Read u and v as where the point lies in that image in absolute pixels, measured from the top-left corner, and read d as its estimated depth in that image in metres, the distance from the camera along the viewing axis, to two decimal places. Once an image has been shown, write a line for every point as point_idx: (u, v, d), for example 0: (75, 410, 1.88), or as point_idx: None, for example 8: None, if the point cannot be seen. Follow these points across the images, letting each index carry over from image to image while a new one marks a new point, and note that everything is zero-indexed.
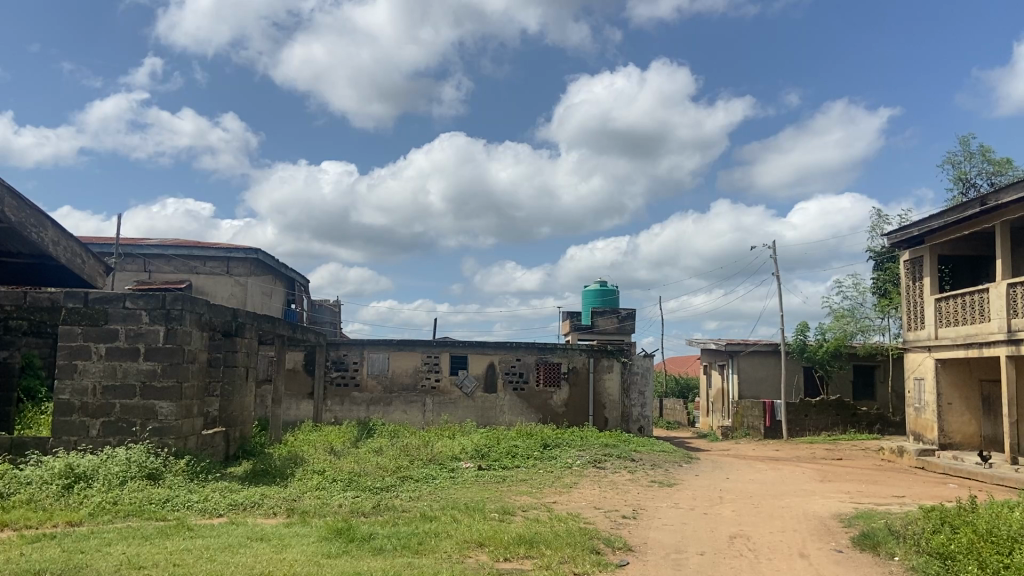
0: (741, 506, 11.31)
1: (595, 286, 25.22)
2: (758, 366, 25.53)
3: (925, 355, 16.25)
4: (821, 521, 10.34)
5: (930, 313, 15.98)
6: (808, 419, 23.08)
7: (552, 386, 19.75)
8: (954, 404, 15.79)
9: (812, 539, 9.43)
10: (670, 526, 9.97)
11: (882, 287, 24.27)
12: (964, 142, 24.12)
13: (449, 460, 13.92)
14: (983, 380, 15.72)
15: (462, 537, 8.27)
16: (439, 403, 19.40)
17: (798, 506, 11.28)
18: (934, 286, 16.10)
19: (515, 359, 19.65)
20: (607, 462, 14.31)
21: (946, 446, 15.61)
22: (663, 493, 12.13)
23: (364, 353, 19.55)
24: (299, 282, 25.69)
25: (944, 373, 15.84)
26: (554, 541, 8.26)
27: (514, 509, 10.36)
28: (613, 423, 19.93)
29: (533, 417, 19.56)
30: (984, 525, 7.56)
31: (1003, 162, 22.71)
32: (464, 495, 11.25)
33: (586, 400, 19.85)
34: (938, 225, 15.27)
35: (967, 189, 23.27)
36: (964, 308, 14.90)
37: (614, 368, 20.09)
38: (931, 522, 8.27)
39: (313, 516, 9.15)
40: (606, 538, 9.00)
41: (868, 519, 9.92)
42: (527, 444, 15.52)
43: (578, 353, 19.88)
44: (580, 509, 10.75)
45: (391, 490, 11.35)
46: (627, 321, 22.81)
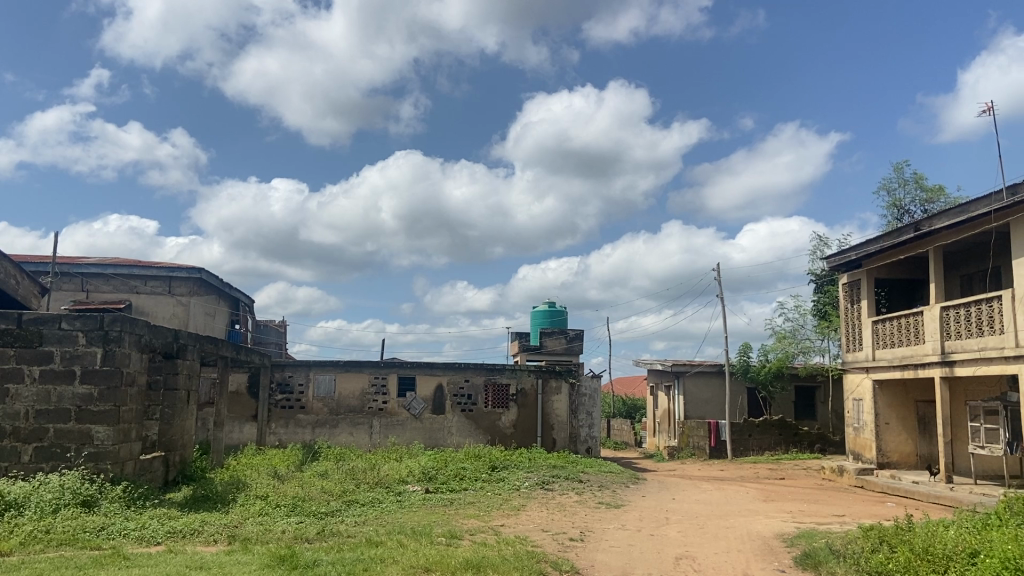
0: (687, 527, 11.41)
1: (544, 307, 25.28)
2: (703, 387, 25.90)
3: (863, 376, 16.68)
4: (764, 541, 10.50)
5: (868, 335, 16.43)
6: (752, 439, 23.39)
7: (500, 408, 19.68)
8: (891, 423, 16.19)
9: (756, 559, 9.57)
10: (617, 548, 10.03)
11: (822, 309, 24.84)
12: (898, 170, 24.87)
13: (397, 483, 13.74)
14: (919, 401, 16.24)
15: (408, 562, 8.17)
16: (386, 425, 19.21)
17: (742, 526, 11.43)
18: (872, 309, 16.56)
19: (464, 380, 19.58)
20: (555, 484, 14.30)
21: (884, 465, 16.01)
22: (610, 514, 12.18)
23: (310, 375, 19.24)
24: (245, 303, 25.22)
25: (883, 393, 16.26)
26: (501, 565, 8.19)
27: (461, 533, 10.31)
28: (561, 444, 19.88)
29: (481, 439, 19.45)
30: (920, 545, 7.83)
31: (936, 190, 23.54)
32: (411, 520, 11.14)
33: (535, 422, 19.76)
34: (875, 249, 15.66)
35: (901, 216, 24.04)
36: (900, 330, 15.33)
37: (563, 389, 20.02)
38: (871, 541, 8.55)
39: (255, 544, 8.94)
40: (554, 560, 9.02)
41: (810, 538, 10.11)
42: (475, 466, 15.43)
43: (526, 375, 19.86)
44: (528, 532, 10.74)
45: (338, 515, 11.21)
46: (576, 342, 22.86)
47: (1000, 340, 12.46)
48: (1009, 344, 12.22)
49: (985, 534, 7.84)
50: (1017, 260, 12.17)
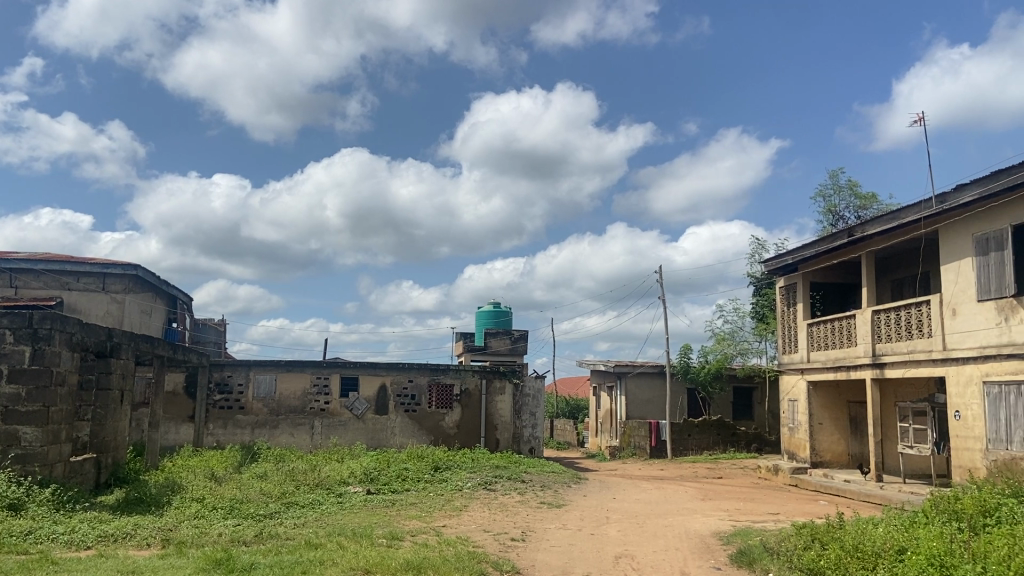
0: (627, 526, 11.55)
1: (488, 307, 25.31)
2: (645, 387, 26.25)
3: (798, 377, 17.14)
4: (701, 539, 10.71)
5: (803, 338, 16.89)
6: (691, 438, 23.81)
7: (444, 409, 19.62)
8: (824, 423, 16.67)
9: (693, 557, 9.75)
10: (558, 548, 10.11)
11: (760, 311, 25.41)
12: (833, 177, 25.59)
13: (337, 485, 13.61)
14: (851, 401, 16.74)
15: (348, 564, 8.10)
16: (328, 426, 19.00)
17: (680, 524, 11.62)
18: (807, 312, 17.02)
19: (408, 381, 19.47)
20: (497, 484, 14.34)
21: (817, 463, 16.47)
22: (551, 514, 12.27)
23: (249, 374, 18.90)
24: (183, 301, 24.63)
25: (817, 394, 16.72)
26: (441, 566, 8.19)
27: (402, 535, 10.26)
28: (505, 445, 19.91)
29: (424, 439, 19.38)
30: (850, 542, 8.09)
31: (869, 197, 24.31)
32: (351, 521, 11.05)
33: (479, 422, 19.76)
34: (811, 254, 16.09)
35: (836, 222, 24.76)
36: (833, 333, 15.79)
37: (507, 390, 20.05)
38: (803, 539, 8.80)
39: (190, 547, 8.76)
40: (495, 560, 9.05)
41: (745, 536, 10.35)
42: (418, 467, 15.37)
43: (470, 375, 19.83)
44: (470, 533, 10.76)
45: (277, 517, 11.04)
46: (520, 343, 22.93)
47: (928, 343, 12.95)
48: (937, 347, 12.71)
49: (911, 531, 8.14)
50: (945, 266, 12.66)
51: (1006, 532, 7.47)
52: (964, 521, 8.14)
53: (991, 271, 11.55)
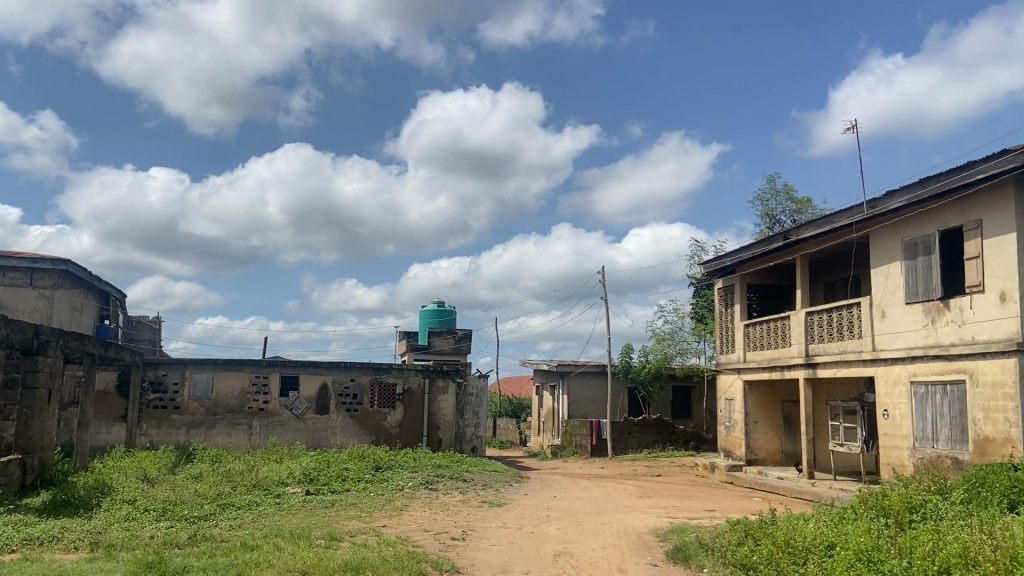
0: (566, 524, 11.64)
1: (432, 306, 25.20)
2: (587, 386, 26.49)
3: (735, 377, 17.52)
4: (639, 536, 10.85)
5: (740, 338, 17.26)
6: (631, 437, 24.13)
7: (386, 408, 19.48)
8: (759, 422, 17.07)
9: (630, 554, 9.88)
10: (498, 546, 10.13)
11: (699, 312, 25.89)
12: (770, 182, 26.22)
13: (275, 485, 13.40)
14: (785, 400, 17.19)
15: (284, 566, 7.98)
16: (267, 425, 18.70)
17: (619, 522, 11.77)
18: (744, 313, 17.41)
19: (349, 380, 19.27)
20: (439, 483, 14.30)
21: (752, 461, 16.85)
22: (492, 513, 12.28)
23: (185, 373, 18.48)
24: (115, 297, 23.91)
25: (753, 393, 17.12)
26: (381, 566, 8.14)
27: (341, 535, 10.16)
28: (447, 444, 19.85)
29: (366, 439, 19.21)
30: (782, 538, 8.31)
31: (804, 201, 24.98)
32: (289, 522, 10.88)
33: (421, 422, 19.66)
34: (748, 256, 16.42)
35: (772, 225, 25.37)
36: (769, 333, 16.18)
37: (450, 389, 19.98)
38: (738, 535, 9.01)
39: (119, 550, 8.52)
40: (434, 560, 9.02)
41: (682, 532, 10.53)
42: (359, 466, 15.22)
43: (413, 374, 19.72)
44: (410, 533, 10.70)
45: (212, 519, 10.81)
46: (464, 342, 22.90)
47: (858, 344, 13.37)
48: (866, 348, 13.14)
49: (840, 527, 8.39)
50: (875, 269, 13.08)
51: (929, 527, 7.76)
52: (890, 517, 8.41)
53: (919, 275, 11.99)
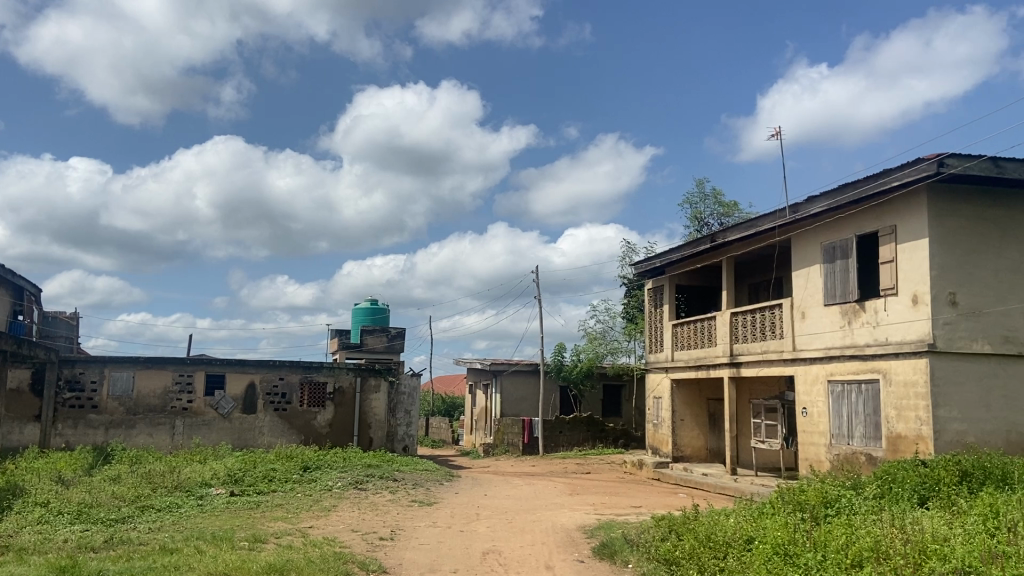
0: (496, 522, 11.67)
1: (365, 304, 24.93)
2: (519, 385, 26.59)
3: (663, 375, 17.84)
4: (567, 533, 10.95)
5: (669, 338, 17.58)
6: (562, 435, 24.35)
7: (315, 407, 19.19)
8: (686, 419, 17.42)
9: (557, 551, 9.96)
10: (426, 546, 10.09)
11: (630, 312, 26.26)
12: (699, 185, 26.77)
13: (198, 487, 13.07)
14: (710, 398, 17.58)
15: (205, 569, 7.79)
16: (191, 425, 18.23)
17: (548, 519, 11.85)
18: (672, 313, 17.74)
19: (278, 378, 18.92)
20: (368, 483, 14.15)
21: (679, 458, 17.17)
22: (421, 512, 12.22)
23: (104, 371, 17.89)
24: (30, 292, 22.94)
25: (680, 392, 17.46)
26: (306, 567, 8.03)
27: (266, 537, 9.97)
28: (378, 443, 19.64)
29: (294, 439, 18.89)
30: (703, 532, 8.50)
31: (731, 205, 25.60)
32: (212, 524, 10.63)
33: (351, 421, 19.42)
34: (677, 258, 16.70)
35: (700, 228, 25.92)
36: (696, 333, 16.52)
37: (382, 388, 19.76)
38: (662, 530, 9.18)
39: (30, 554, 8.18)
40: (361, 561, 8.93)
41: (608, 529, 10.67)
42: (286, 466, 14.96)
43: (344, 373, 19.47)
44: (337, 533, 10.58)
45: (130, 521, 10.48)
46: (397, 341, 22.71)
47: (780, 344, 13.76)
48: (787, 348, 13.54)
49: (759, 522, 8.62)
50: (796, 272, 13.49)
51: (843, 521, 8.04)
52: (807, 511, 8.69)
53: (837, 277, 12.41)
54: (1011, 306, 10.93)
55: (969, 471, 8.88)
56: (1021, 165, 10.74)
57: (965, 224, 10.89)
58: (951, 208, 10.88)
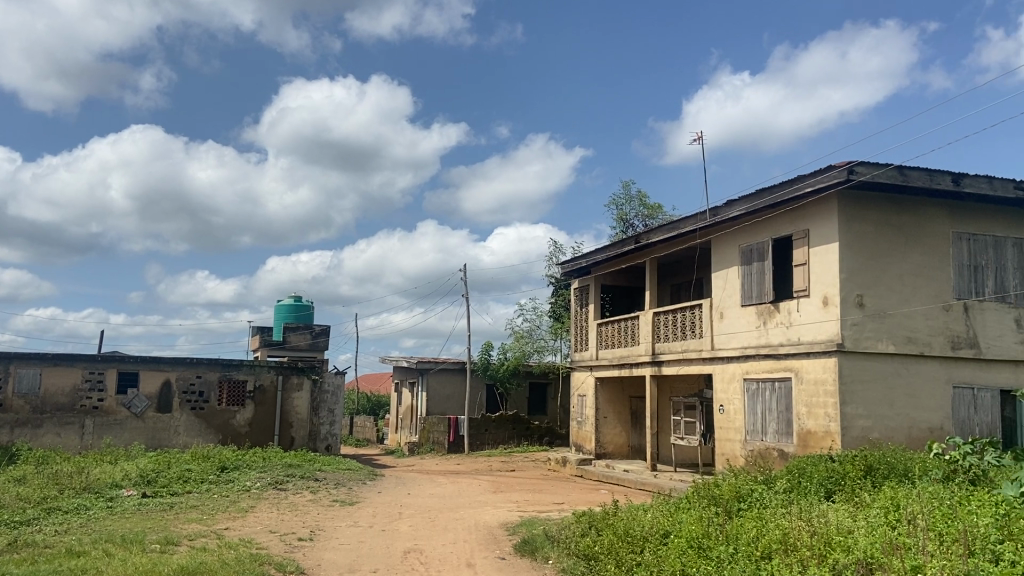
0: (418, 521, 11.61)
1: (288, 301, 24.45)
2: (446, 383, 26.50)
3: (587, 374, 18.07)
4: (489, 530, 10.97)
5: (593, 336, 17.82)
6: (487, 433, 24.40)
7: (234, 406, 18.73)
8: (609, 417, 17.68)
9: (479, 548, 9.96)
10: (347, 546, 9.96)
11: (557, 311, 26.48)
12: (625, 187, 27.20)
13: (109, 488, 12.59)
14: (633, 396, 17.89)
15: (113, 572, 7.50)
16: (101, 424, 17.57)
17: (470, 517, 11.85)
18: (597, 312, 17.99)
19: (195, 377, 18.38)
20: (288, 483, 13.87)
21: (601, 455, 17.40)
22: (342, 512, 12.05)
23: (9, 368, 17.10)
24: None
25: (604, 390, 17.70)
26: (220, 569, 7.82)
27: (179, 539, 9.67)
28: (300, 443, 19.29)
29: (212, 439, 18.40)
30: (622, 528, 8.62)
31: (655, 207, 26.09)
32: (122, 526, 10.25)
33: (272, 420, 19.03)
34: (603, 258, 16.91)
35: (625, 229, 26.34)
36: (620, 332, 16.77)
37: (304, 386, 19.43)
38: (582, 526, 9.29)
39: None
40: (278, 562, 8.75)
41: (530, 526, 10.73)
42: (203, 467, 14.54)
43: (265, 371, 19.05)
44: (254, 534, 10.34)
45: (34, 525, 10.01)
46: (321, 338, 22.34)
47: (699, 343, 14.10)
48: (706, 347, 13.88)
49: (675, 516, 8.81)
50: (715, 273, 13.84)
51: (755, 515, 8.28)
52: (721, 506, 8.92)
53: (754, 279, 12.78)
54: (914, 308, 11.44)
55: (873, 465, 9.27)
56: (924, 173, 11.25)
57: (873, 229, 11.36)
58: (860, 213, 11.33)
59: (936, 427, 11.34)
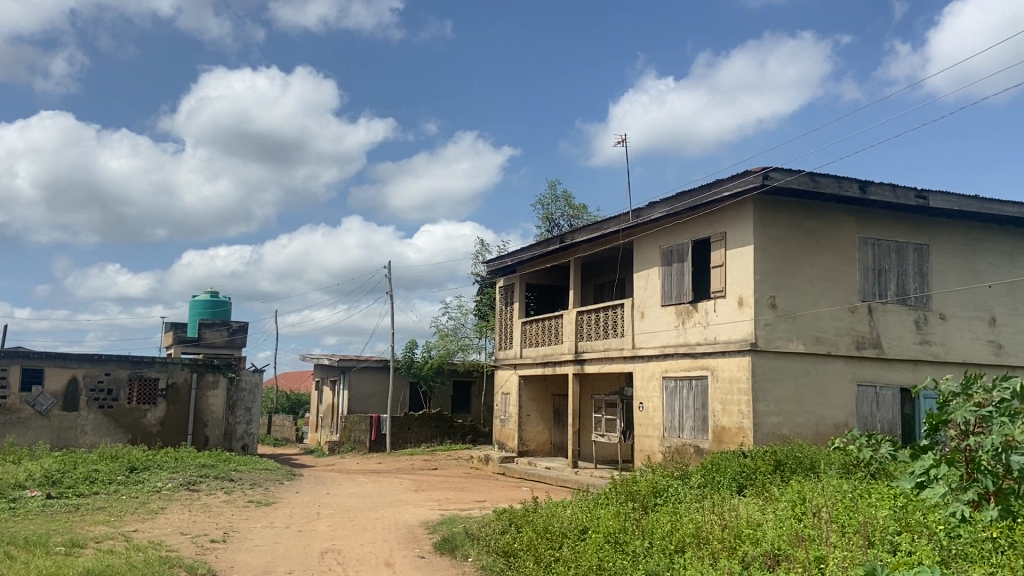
0: (336, 521, 11.43)
1: (204, 296, 23.73)
2: (368, 382, 26.18)
3: (511, 372, 18.16)
4: (409, 529, 10.89)
5: (517, 335, 17.92)
6: (410, 432, 24.24)
7: (146, 405, 18.08)
8: (531, 415, 17.79)
9: (398, 547, 9.88)
10: (262, 547, 9.73)
11: (482, 309, 26.50)
12: (551, 187, 27.41)
13: (9, 490, 12.00)
14: (555, 394, 18.05)
15: None
16: (5, 424, 17.01)
17: (391, 516, 11.74)
18: (522, 311, 18.11)
19: (104, 374, 17.69)
20: (201, 484, 13.47)
21: (523, 453, 17.50)
22: (258, 512, 11.78)
23: None
24: None
25: (527, 388, 17.81)
26: (128, 572, 7.54)
27: (84, 541, 9.26)
28: (214, 442, 18.74)
29: (122, 438, 17.74)
30: (541, 524, 8.68)
31: (580, 207, 26.38)
32: (23, 529, 9.77)
33: (185, 419, 18.44)
34: (528, 257, 16.97)
35: (551, 228, 26.55)
36: (544, 331, 16.89)
37: (220, 384, 18.89)
38: (502, 523, 9.32)
39: None
40: (190, 564, 8.49)
41: (450, 524, 10.71)
42: (112, 467, 13.98)
43: (178, 368, 18.41)
44: (165, 536, 10.00)
45: None
46: (238, 335, 21.77)
47: (620, 342, 14.33)
48: (627, 346, 14.11)
49: (593, 512, 8.93)
50: (636, 273, 14.09)
51: (669, 509, 8.46)
52: (637, 501, 9.09)
53: (673, 279, 13.07)
54: (822, 309, 11.88)
55: (782, 460, 9.61)
56: (834, 180, 11.68)
57: (785, 233, 11.75)
58: (774, 217, 11.71)
59: (841, 423, 11.82)
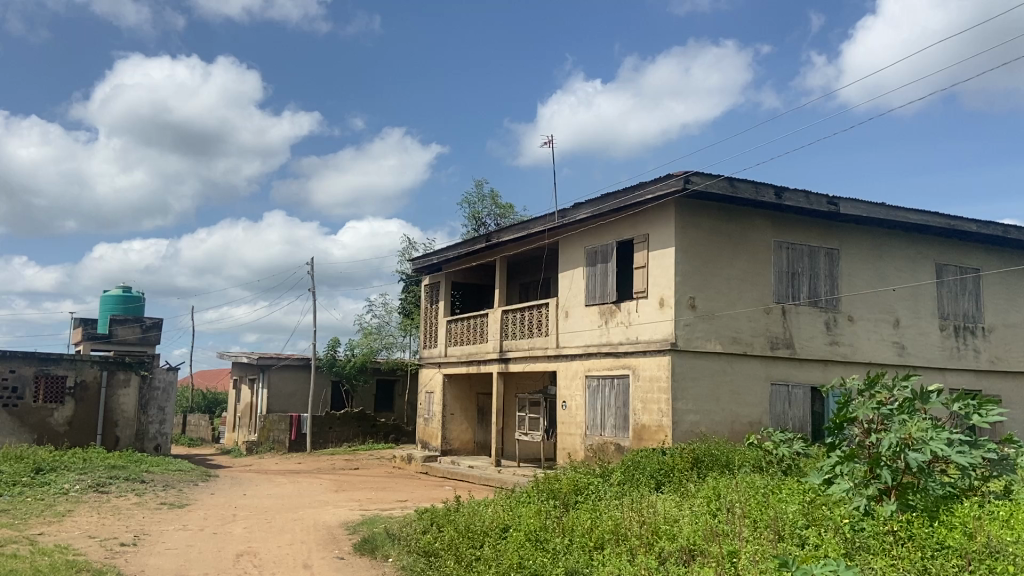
0: (253, 523, 11.15)
1: (116, 291, 22.82)
2: (289, 380, 25.67)
3: (435, 371, 18.08)
4: (329, 530, 10.71)
5: (442, 333, 17.86)
6: (332, 431, 23.85)
7: (52, 403, 17.31)
8: (455, 414, 17.74)
9: (317, 548, 9.70)
10: (174, 550, 9.41)
11: (407, 307, 26.28)
12: (478, 186, 27.39)
13: None
14: (480, 393, 18.05)
15: None
16: None
17: (310, 517, 11.52)
18: (447, 309, 18.05)
19: (8, 372, 16.96)
20: (111, 486, 12.94)
21: (446, 452, 17.42)
22: (172, 515, 11.38)
23: None
24: None
25: (451, 387, 17.75)
26: None
27: None
28: (125, 443, 18.00)
29: (25, 439, 16.92)
30: (463, 523, 8.65)
31: (507, 207, 26.45)
32: None
33: (94, 419, 17.68)
34: (455, 255, 16.88)
35: (478, 227, 26.54)
36: (469, 329, 16.87)
37: (132, 382, 18.18)
38: (423, 522, 9.25)
39: None
40: (97, 569, 8.13)
41: (371, 524, 10.58)
42: (14, 469, 13.29)
43: (88, 366, 17.64)
44: (70, 540, 9.55)
45: None
46: (153, 332, 21.03)
47: (545, 341, 14.42)
48: (551, 345, 14.22)
49: (515, 510, 8.95)
50: (562, 273, 14.21)
51: (590, 507, 8.55)
52: (558, 499, 9.16)
53: (597, 279, 13.23)
54: (739, 310, 12.22)
55: (699, 458, 9.84)
56: (753, 185, 12.03)
57: (705, 235, 12.03)
58: (695, 220, 11.98)
59: (755, 421, 12.18)
